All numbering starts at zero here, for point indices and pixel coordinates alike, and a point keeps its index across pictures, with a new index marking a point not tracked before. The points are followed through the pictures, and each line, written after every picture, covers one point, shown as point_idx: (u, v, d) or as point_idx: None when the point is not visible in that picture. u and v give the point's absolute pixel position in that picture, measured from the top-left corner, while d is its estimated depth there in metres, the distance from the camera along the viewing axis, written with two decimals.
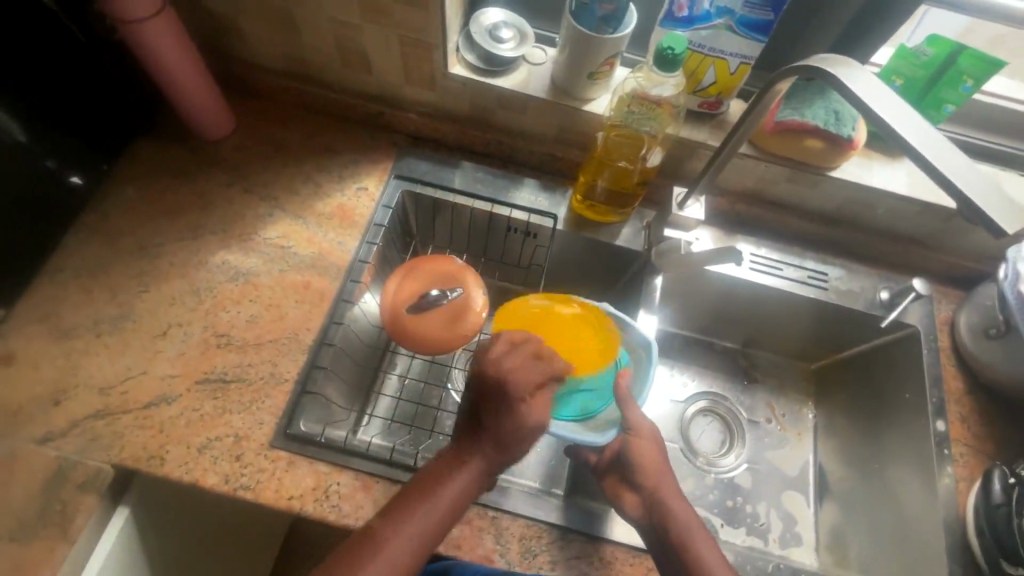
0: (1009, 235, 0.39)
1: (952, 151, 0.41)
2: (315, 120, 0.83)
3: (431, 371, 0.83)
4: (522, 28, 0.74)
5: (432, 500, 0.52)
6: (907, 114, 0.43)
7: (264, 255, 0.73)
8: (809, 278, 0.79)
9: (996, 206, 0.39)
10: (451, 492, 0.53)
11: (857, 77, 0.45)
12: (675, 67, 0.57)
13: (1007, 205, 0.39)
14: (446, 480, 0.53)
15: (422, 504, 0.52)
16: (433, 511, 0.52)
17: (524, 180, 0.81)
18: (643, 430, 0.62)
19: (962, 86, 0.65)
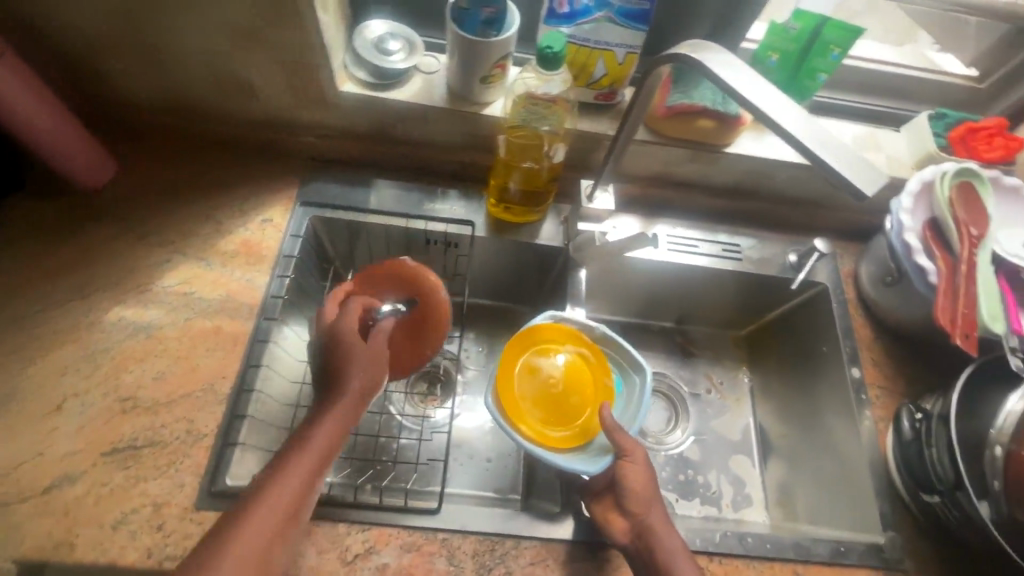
0: (869, 196, 0.41)
1: (812, 121, 0.43)
2: (205, 154, 0.78)
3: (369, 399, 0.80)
4: (409, 37, 0.72)
5: (303, 447, 0.49)
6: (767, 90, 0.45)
7: (165, 305, 0.68)
8: (724, 251, 0.82)
9: (857, 167, 0.42)
10: (319, 438, 0.49)
11: (720, 60, 0.47)
12: (558, 64, 0.57)
13: (863, 168, 0.42)
14: (312, 429, 0.50)
15: (291, 461, 0.48)
16: (304, 456, 0.48)
17: (437, 191, 0.80)
18: (638, 455, 0.60)
19: (831, 55, 0.69)
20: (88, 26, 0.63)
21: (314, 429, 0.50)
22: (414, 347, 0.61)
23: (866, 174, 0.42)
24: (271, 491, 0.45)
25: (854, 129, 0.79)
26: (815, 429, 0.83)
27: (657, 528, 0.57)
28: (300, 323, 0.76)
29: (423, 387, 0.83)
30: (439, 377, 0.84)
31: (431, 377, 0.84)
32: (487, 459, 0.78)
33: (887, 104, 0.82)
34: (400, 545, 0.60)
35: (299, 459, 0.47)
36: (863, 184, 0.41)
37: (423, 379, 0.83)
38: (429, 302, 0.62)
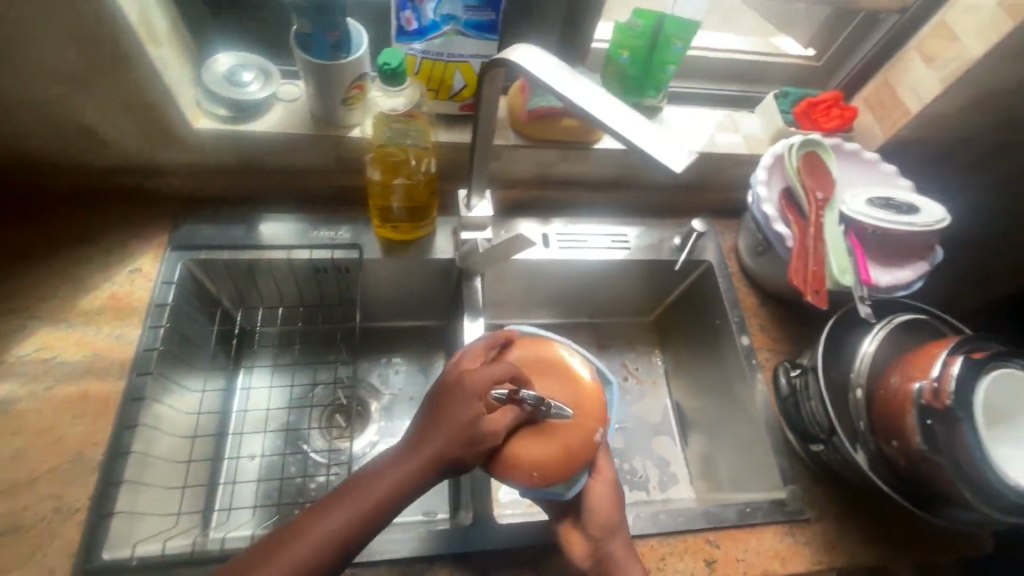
0: (679, 170, 0.43)
1: (621, 112, 0.45)
2: (60, 209, 0.73)
3: (284, 440, 0.80)
4: (264, 66, 0.70)
5: (381, 475, 0.45)
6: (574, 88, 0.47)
7: (20, 376, 0.62)
8: (613, 242, 0.85)
9: (667, 148, 0.44)
10: (399, 473, 0.45)
11: (533, 60, 0.48)
12: (401, 80, 0.57)
13: (672, 145, 0.44)
14: (400, 458, 0.46)
15: (371, 485, 0.45)
16: (381, 484, 0.45)
17: (318, 218, 0.79)
18: (602, 472, 0.60)
19: (676, 48, 0.74)
20: None
21: (398, 460, 0.46)
22: (540, 455, 0.50)
23: (677, 152, 0.43)
24: (347, 503, 0.44)
25: (713, 114, 0.85)
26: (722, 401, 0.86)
27: (620, 557, 0.57)
28: (187, 375, 0.73)
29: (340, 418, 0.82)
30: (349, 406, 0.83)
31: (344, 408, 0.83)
32: None
33: (741, 89, 0.89)
34: None
35: (374, 484, 0.45)
36: (672, 163, 0.43)
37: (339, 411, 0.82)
38: (592, 389, 0.54)
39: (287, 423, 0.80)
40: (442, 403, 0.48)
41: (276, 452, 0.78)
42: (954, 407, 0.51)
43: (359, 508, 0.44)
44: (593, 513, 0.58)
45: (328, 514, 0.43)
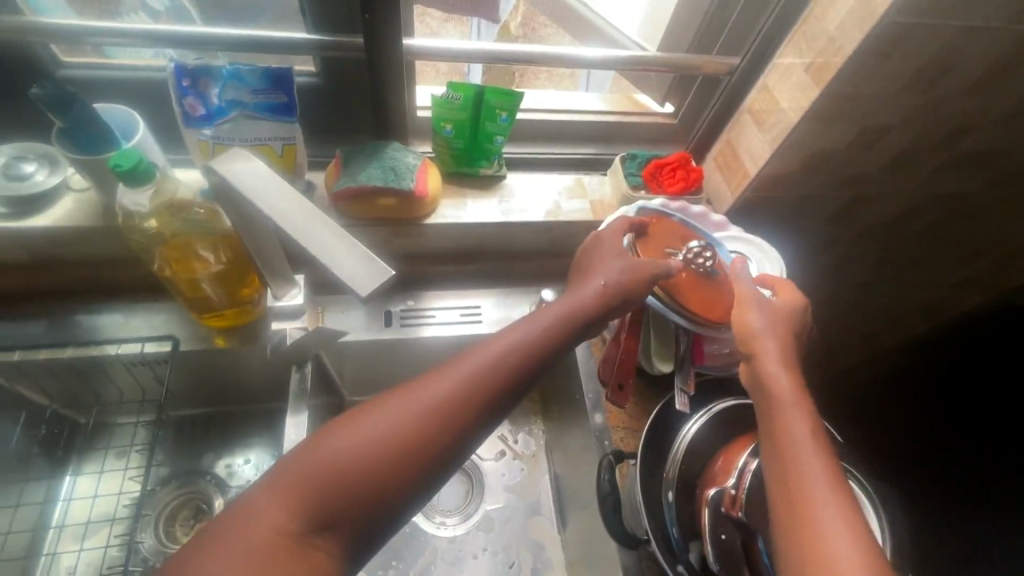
0: (366, 296, 0.38)
1: (319, 235, 0.41)
2: None
3: (98, 554, 0.72)
4: (49, 155, 0.66)
5: (488, 343, 0.52)
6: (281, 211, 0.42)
7: None
8: (462, 315, 0.80)
9: (356, 276, 0.39)
10: (513, 333, 0.53)
11: (250, 176, 0.44)
12: (135, 178, 0.56)
13: (370, 267, 0.39)
14: (482, 345, 0.52)
15: (473, 360, 0.50)
16: (491, 345, 0.52)
17: (135, 309, 0.74)
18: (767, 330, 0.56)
19: (499, 118, 0.72)
20: None
21: (505, 332, 0.53)
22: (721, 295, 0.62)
23: (365, 278, 0.39)
24: (428, 380, 0.49)
25: (560, 180, 0.82)
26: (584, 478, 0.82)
27: (793, 438, 0.49)
28: None
29: (182, 517, 0.78)
30: (196, 500, 0.79)
31: (190, 509, 0.79)
32: None
33: (593, 151, 0.85)
34: None
35: (484, 346, 0.52)
36: (358, 288, 0.38)
37: (184, 508, 0.79)
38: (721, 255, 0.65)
39: (109, 535, 0.73)
40: (580, 270, 0.61)
41: (96, 570, 0.71)
42: (746, 522, 0.51)
43: (455, 382, 0.49)
44: (779, 394, 0.52)
45: (424, 384, 0.49)
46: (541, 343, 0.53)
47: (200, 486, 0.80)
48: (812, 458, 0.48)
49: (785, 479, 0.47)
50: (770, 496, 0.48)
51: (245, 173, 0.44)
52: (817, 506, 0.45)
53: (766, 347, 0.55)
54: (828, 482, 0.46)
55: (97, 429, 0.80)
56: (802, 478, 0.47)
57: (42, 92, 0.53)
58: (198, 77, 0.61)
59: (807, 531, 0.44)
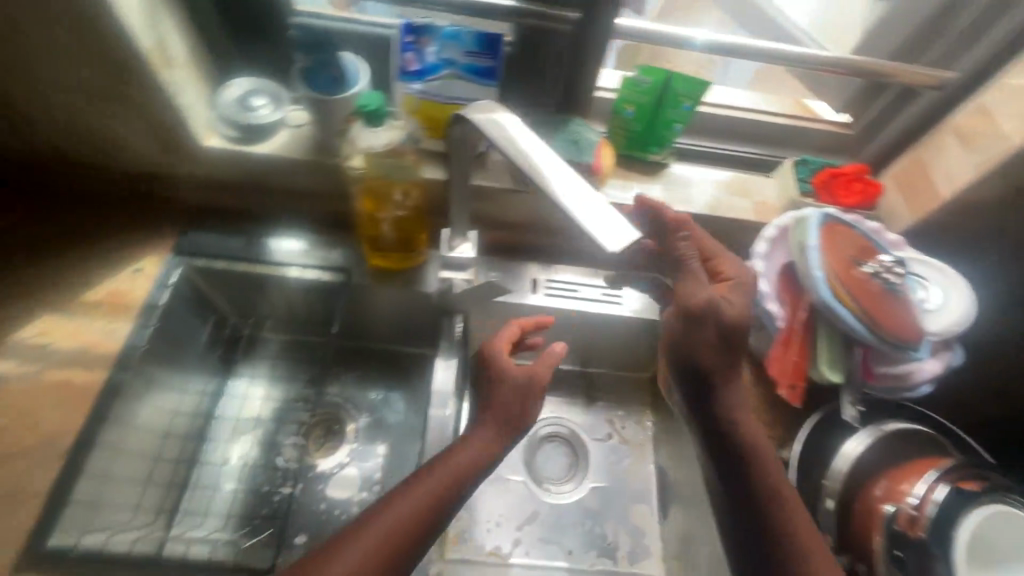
0: (614, 251, 0.42)
1: (574, 188, 0.46)
2: (84, 209, 0.78)
3: (255, 449, 0.82)
4: (276, 92, 0.74)
5: (450, 452, 0.59)
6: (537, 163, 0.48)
7: (17, 358, 0.67)
8: (604, 295, 0.83)
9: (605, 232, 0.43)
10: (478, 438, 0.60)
11: (509, 129, 0.50)
12: (378, 119, 0.65)
13: (616, 224, 0.43)
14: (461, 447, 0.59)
15: (444, 467, 0.58)
16: (469, 451, 0.59)
17: (317, 239, 0.82)
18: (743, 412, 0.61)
19: (683, 106, 0.72)
20: None
21: (461, 440, 0.60)
22: (693, 284, 0.61)
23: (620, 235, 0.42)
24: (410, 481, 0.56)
25: (722, 175, 0.81)
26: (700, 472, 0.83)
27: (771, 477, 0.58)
28: (171, 373, 0.77)
29: (319, 434, 0.84)
30: (331, 421, 0.86)
31: (326, 425, 0.85)
32: None
33: (758, 151, 0.84)
34: None
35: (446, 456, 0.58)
36: (606, 243, 0.42)
37: (322, 424, 0.85)
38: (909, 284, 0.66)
39: (268, 434, 0.83)
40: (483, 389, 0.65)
41: (258, 460, 0.81)
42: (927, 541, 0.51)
43: (442, 479, 0.56)
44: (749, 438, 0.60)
45: (378, 515, 0.53)
46: (486, 459, 0.60)
47: (337, 408, 0.87)
48: (783, 493, 0.57)
49: (765, 510, 0.57)
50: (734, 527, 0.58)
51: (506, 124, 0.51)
52: (797, 538, 0.55)
53: (725, 401, 0.61)
54: (798, 513, 0.57)
55: (260, 339, 0.89)
56: (779, 514, 0.57)
57: (301, 37, 0.64)
58: (420, 35, 0.66)
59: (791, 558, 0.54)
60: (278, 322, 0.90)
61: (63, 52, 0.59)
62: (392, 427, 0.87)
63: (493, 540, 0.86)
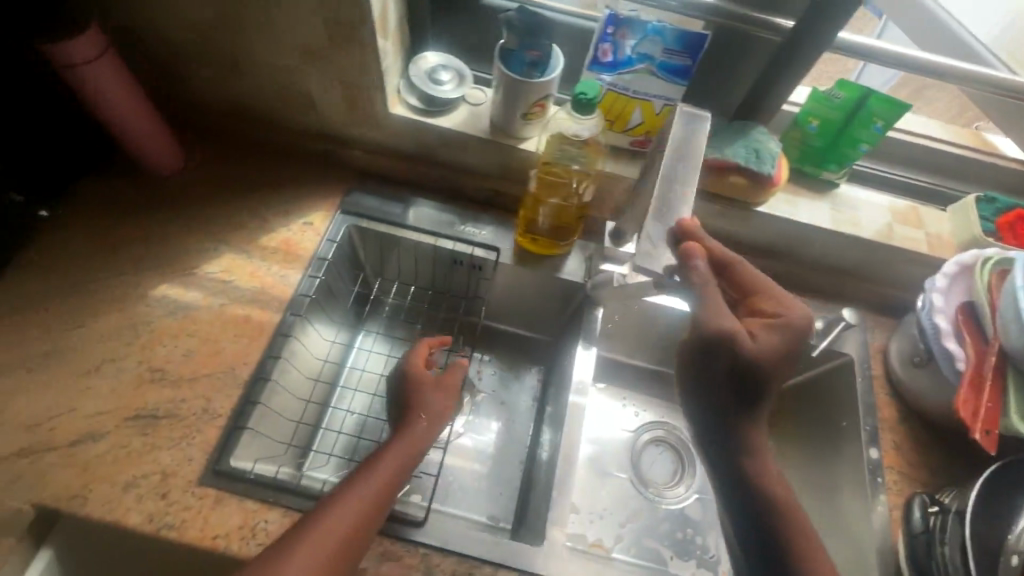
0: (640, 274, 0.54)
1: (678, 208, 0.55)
2: (262, 158, 0.84)
3: (381, 405, 0.85)
4: (460, 69, 0.76)
5: (372, 466, 0.57)
6: (677, 175, 0.56)
7: (204, 289, 0.73)
8: None
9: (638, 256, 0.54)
10: (388, 459, 0.58)
11: (688, 137, 0.56)
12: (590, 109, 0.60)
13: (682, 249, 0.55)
14: (375, 462, 0.57)
15: (357, 483, 0.55)
16: (379, 469, 0.56)
17: (470, 215, 0.84)
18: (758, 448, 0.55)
19: (874, 126, 0.69)
20: (173, 35, 0.69)
21: (383, 454, 0.58)
22: (719, 306, 0.52)
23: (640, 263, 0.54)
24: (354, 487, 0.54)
25: (892, 202, 0.78)
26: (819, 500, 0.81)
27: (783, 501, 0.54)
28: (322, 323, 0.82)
29: None
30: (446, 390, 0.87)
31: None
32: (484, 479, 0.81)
33: (932, 182, 0.80)
34: (380, 552, 0.62)
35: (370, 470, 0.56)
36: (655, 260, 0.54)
37: None
38: None
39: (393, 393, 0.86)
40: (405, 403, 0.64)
41: (367, 411, 0.84)
42: None
43: (368, 493, 0.55)
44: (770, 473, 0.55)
45: (346, 495, 0.54)
46: (417, 452, 0.60)
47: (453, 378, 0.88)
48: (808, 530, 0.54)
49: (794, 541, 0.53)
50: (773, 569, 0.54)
51: (692, 134, 0.56)
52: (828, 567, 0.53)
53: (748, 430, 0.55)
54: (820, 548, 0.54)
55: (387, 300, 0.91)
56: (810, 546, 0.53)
57: (518, 17, 0.63)
58: (621, 26, 0.65)
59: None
60: (401, 286, 0.91)
61: (300, 15, 0.63)
62: (506, 407, 0.88)
63: (596, 532, 0.84)
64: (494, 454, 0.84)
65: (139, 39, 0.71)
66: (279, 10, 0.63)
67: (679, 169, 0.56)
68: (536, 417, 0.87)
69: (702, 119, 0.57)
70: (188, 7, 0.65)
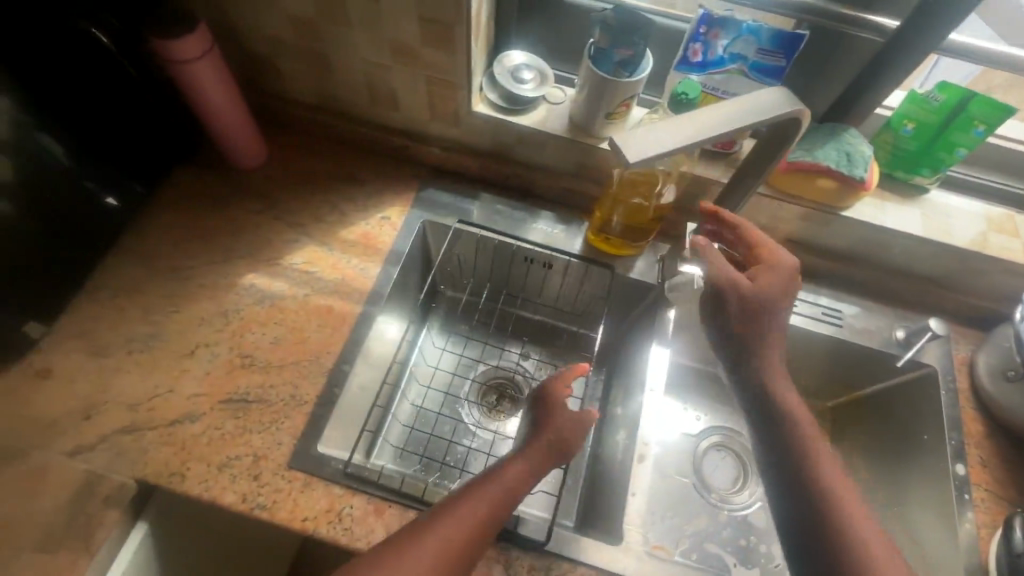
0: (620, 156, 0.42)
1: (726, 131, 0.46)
2: (342, 153, 0.86)
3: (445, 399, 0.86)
4: (542, 68, 0.76)
5: (485, 483, 0.58)
6: (734, 121, 0.47)
7: (289, 279, 0.75)
8: (824, 314, 0.80)
9: (645, 141, 0.44)
10: (505, 479, 0.58)
11: (768, 106, 0.48)
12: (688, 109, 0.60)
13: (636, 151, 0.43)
14: (489, 482, 0.58)
15: (467, 502, 0.56)
16: (492, 488, 0.57)
17: (542, 214, 0.84)
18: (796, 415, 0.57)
19: (974, 130, 0.66)
20: (271, 31, 0.72)
21: (499, 473, 0.59)
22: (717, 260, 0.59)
23: (642, 144, 0.43)
24: (461, 504, 0.55)
25: (987, 209, 0.75)
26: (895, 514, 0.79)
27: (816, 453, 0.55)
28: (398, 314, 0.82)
29: (493, 397, 0.87)
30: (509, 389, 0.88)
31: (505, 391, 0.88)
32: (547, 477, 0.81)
33: None
34: None
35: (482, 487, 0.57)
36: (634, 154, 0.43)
37: (495, 390, 0.88)
38: None
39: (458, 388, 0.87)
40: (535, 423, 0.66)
41: (435, 409, 0.85)
42: None
43: (476, 512, 0.55)
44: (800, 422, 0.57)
45: (468, 499, 0.56)
46: (537, 469, 0.61)
47: (511, 375, 0.89)
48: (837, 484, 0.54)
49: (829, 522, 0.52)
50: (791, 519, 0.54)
51: (771, 106, 0.48)
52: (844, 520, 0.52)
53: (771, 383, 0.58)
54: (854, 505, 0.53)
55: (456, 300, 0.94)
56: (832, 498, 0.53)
57: (615, 17, 0.63)
58: (714, 26, 0.64)
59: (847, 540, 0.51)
60: (469, 284, 0.92)
61: (398, 13, 0.65)
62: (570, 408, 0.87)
63: (659, 534, 0.83)
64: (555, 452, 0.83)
65: (239, 35, 0.74)
66: (378, 7, 0.65)
67: (739, 117, 0.47)
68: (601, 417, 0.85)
69: (796, 107, 0.48)
70: (290, 4, 0.67)
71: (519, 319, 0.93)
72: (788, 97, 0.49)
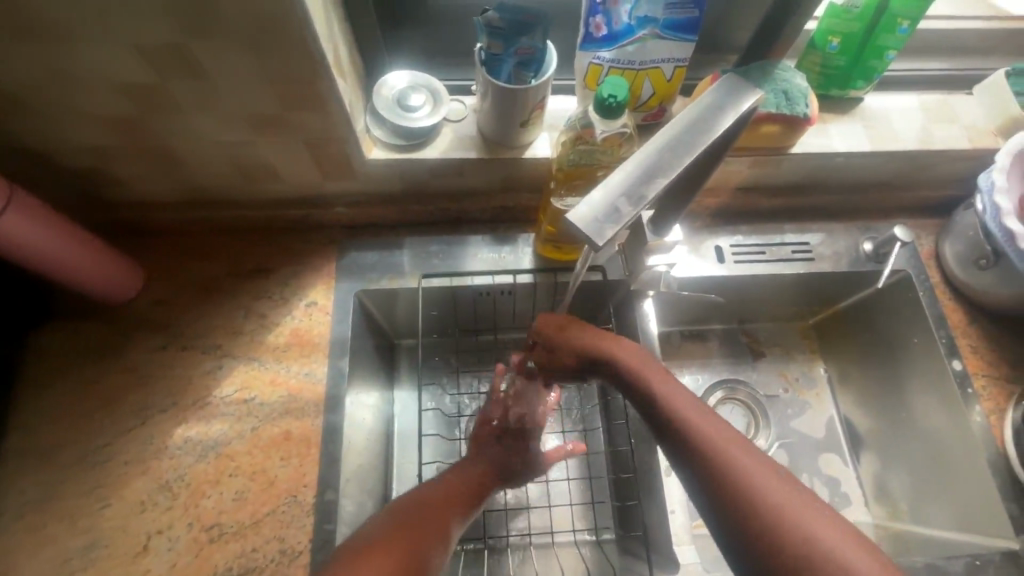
0: (599, 242, 0.35)
1: (683, 150, 0.38)
2: (234, 243, 0.73)
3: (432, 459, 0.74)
4: (430, 85, 0.65)
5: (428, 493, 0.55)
6: (690, 142, 0.39)
7: (228, 418, 0.64)
8: (794, 253, 0.77)
9: (605, 210, 0.36)
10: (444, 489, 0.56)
11: (717, 108, 0.40)
12: (622, 113, 0.49)
13: (607, 214, 0.36)
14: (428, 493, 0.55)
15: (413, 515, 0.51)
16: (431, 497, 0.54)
17: (477, 239, 0.75)
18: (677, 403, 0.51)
19: (899, 29, 0.61)
20: (82, 139, 0.57)
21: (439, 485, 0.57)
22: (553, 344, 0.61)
23: (605, 215, 0.36)
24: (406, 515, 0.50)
25: (920, 100, 0.73)
26: (896, 413, 0.81)
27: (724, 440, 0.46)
28: (367, 387, 0.72)
29: None
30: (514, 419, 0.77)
31: None
32: (575, 497, 0.74)
33: (952, 66, 0.75)
34: None
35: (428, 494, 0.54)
36: (598, 231, 0.36)
37: None
38: None
39: (445, 454, 0.73)
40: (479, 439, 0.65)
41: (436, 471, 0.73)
42: None
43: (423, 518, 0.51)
44: (688, 416, 0.49)
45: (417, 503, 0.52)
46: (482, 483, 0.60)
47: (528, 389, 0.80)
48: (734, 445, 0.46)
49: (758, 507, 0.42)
50: (725, 536, 0.43)
51: (725, 106, 0.40)
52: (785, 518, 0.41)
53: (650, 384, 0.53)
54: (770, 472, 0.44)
55: (408, 349, 0.81)
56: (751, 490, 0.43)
57: (500, 16, 0.52)
58: None
59: (794, 541, 0.40)
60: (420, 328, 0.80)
61: (238, 86, 0.51)
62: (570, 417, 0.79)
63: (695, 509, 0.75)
64: (572, 470, 0.75)
65: (49, 149, 0.58)
66: (209, 84, 0.51)
67: (697, 134, 0.39)
68: (605, 413, 0.78)
69: (750, 95, 0.41)
70: (97, 105, 0.52)
71: (483, 345, 0.80)
72: (737, 87, 0.41)
